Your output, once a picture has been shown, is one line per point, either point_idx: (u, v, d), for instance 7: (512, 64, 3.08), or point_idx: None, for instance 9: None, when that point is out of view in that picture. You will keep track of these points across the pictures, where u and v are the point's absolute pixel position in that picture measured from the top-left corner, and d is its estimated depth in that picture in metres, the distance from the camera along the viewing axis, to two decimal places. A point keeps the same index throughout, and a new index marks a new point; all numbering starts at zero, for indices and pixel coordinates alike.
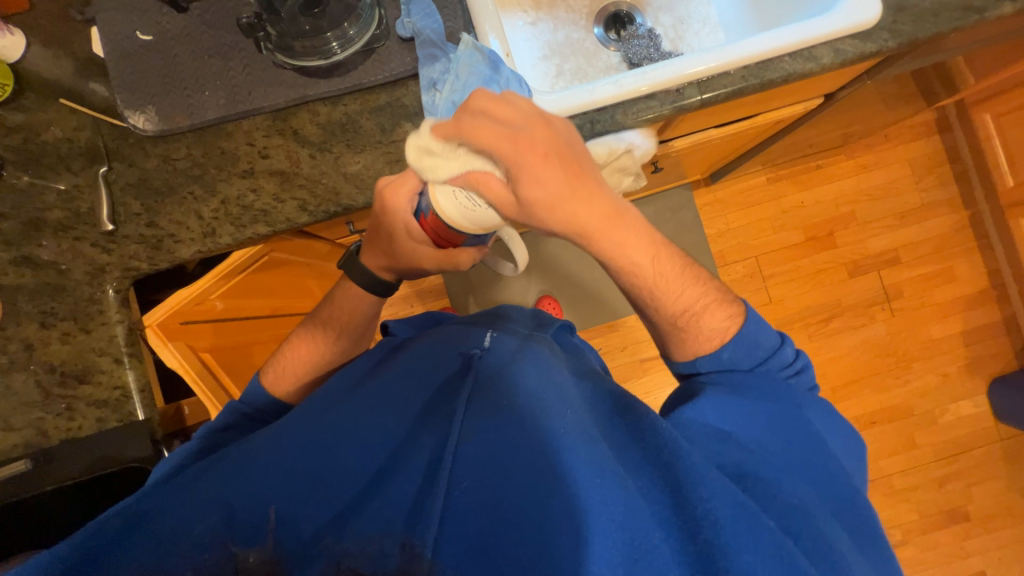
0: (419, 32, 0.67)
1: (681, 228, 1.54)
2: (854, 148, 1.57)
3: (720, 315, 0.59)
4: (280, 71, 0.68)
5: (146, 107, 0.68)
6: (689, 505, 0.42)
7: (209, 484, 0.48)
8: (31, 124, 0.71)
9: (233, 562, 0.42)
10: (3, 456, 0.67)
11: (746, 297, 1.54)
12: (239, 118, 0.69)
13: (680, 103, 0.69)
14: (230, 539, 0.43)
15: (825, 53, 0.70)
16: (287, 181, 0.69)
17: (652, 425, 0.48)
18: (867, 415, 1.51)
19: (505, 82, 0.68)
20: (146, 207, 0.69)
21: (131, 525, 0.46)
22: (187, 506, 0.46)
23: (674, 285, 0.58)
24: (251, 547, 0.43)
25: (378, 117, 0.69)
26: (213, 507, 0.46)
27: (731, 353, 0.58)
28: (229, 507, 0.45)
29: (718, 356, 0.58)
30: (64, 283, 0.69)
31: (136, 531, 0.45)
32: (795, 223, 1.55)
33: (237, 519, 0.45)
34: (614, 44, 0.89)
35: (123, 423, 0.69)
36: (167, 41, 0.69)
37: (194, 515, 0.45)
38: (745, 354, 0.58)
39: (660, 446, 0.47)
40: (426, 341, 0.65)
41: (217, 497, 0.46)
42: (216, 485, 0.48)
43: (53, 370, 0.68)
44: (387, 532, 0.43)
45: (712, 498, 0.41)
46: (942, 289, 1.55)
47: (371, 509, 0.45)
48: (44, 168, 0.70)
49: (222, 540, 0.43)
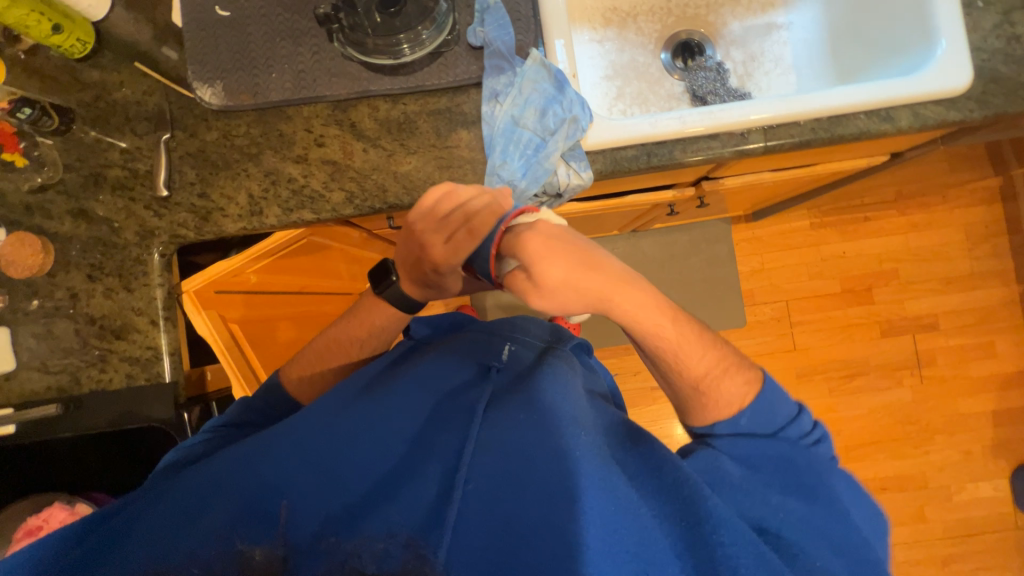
0: (490, 43, 0.67)
1: (712, 260, 1.51)
2: (908, 205, 1.50)
3: (739, 379, 0.59)
4: (347, 63, 0.69)
5: (214, 82, 0.69)
6: (709, 548, 0.45)
7: (225, 475, 0.52)
8: (104, 82, 0.73)
9: (240, 558, 0.44)
10: (37, 397, 0.70)
11: (770, 340, 1.50)
12: (301, 104, 0.70)
13: (742, 147, 0.67)
14: (234, 535, 0.46)
15: (903, 116, 0.67)
16: (338, 172, 0.69)
17: (665, 455, 0.52)
18: (878, 481, 1.46)
19: (568, 104, 0.66)
20: (201, 178, 0.71)
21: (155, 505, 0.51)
22: (207, 491, 0.51)
23: (693, 347, 0.59)
24: (256, 545, 0.46)
25: (435, 121, 0.69)
26: (232, 496, 0.50)
27: (750, 420, 0.57)
28: (243, 503, 0.49)
29: (737, 423, 0.57)
30: (114, 240, 0.72)
31: (160, 514, 0.50)
32: (833, 272, 1.50)
33: (255, 510, 0.48)
34: (679, 73, 0.87)
35: (150, 383, 0.71)
36: (243, 18, 0.70)
37: (213, 503, 0.49)
38: (762, 419, 0.57)
39: (685, 482, 0.49)
40: (448, 343, 0.68)
41: (233, 490, 0.50)
42: (234, 472, 0.52)
43: (92, 323, 0.71)
44: (392, 532, 0.45)
45: (733, 545, 0.45)
46: (978, 363, 1.48)
47: (386, 509, 0.48)
48: (111, 127, 0.72)
49: (228, 537, 0.46)
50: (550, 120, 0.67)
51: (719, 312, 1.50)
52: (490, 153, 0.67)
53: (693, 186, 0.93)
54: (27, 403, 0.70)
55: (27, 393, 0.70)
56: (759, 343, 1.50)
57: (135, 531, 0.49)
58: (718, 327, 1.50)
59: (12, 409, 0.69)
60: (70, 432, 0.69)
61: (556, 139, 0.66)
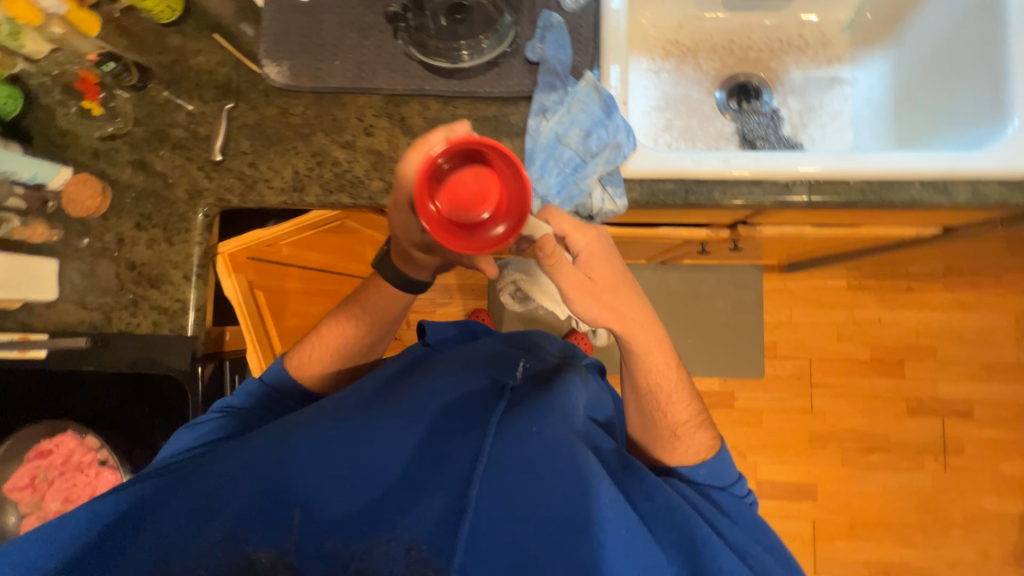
0: (546, 60, 0.68)
1: (738, 305, 1.47)
2: (957, 283, 1.43)
3: (703, 438, 0.67)
4: (407, 61, 0.71)
5: (282, 61, 0.73)
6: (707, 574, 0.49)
7: (237, 466, 0.53)
8: (183, 48, 0.78)
9: (249, 560, 0.46)
10: (71, 329, 0.75)
11: (786, 398, 1.44)
12: (358, 93, 0.73)
13: (785, 198, 0.66)
14: (246, 539, 0.47)
15: (962, 192, 0.64)
16: (381, 162, 0.72)
17: (657, 486, 0.56)
18: (882, 566, 1.37)
19: (613, 129, 0.66)
20: (254, 149, 0.74)
21: (166, 494, 0.52)
22: (218, 483, 0.52)
23: (678, 399, 0.67)
24: (265, 547, 0.47)
25: (481, 127, 0.71)
26: (244, 489, 0.51)
27: (708, 472, 0.65)
28: (255, 498, 0.50)
29: (696, 473, 0.65)
30: (166, 195, 0.76)
31: (172, 503, 0.51)
32: (864, 339, 1.44)
33: (268, 508, 0.49)
34: (733, 113, 0.86)
35: (172, 333, 0.74)
36: (318, 6, 0.74)
37: (225, 495, 0.51)
38: (716, 473, 0.65)
39: (675, 509, 0.54)
40: (461, 358, 0.71)
41: (244, 483, 0.51)
42: (246, 463, 0.53)
43: (132, 268, 0.75)
44: (410, 542, 0.46)
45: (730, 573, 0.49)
46: (1010, 461, 1.38)
47: (402, 518, 0.48)
48: (182, 90, 0.77)
49: (239, 540, 0.47)
50: (593, 143, 0.67)
51: (737, 360, 1.46)
52: (529, 165, 0.68)
53: (729, 228, 0.90)
54: (61, 333, 0.74)
55: (62, 323, 0.75)
56: (775, 398, 1.45)
57: (146, 519, 0.50)
58: (733, 374, 1.46)
59: (48, 336, 0.73)
60: (94, 366, 0.73)
61: (595, 162, 0.66)
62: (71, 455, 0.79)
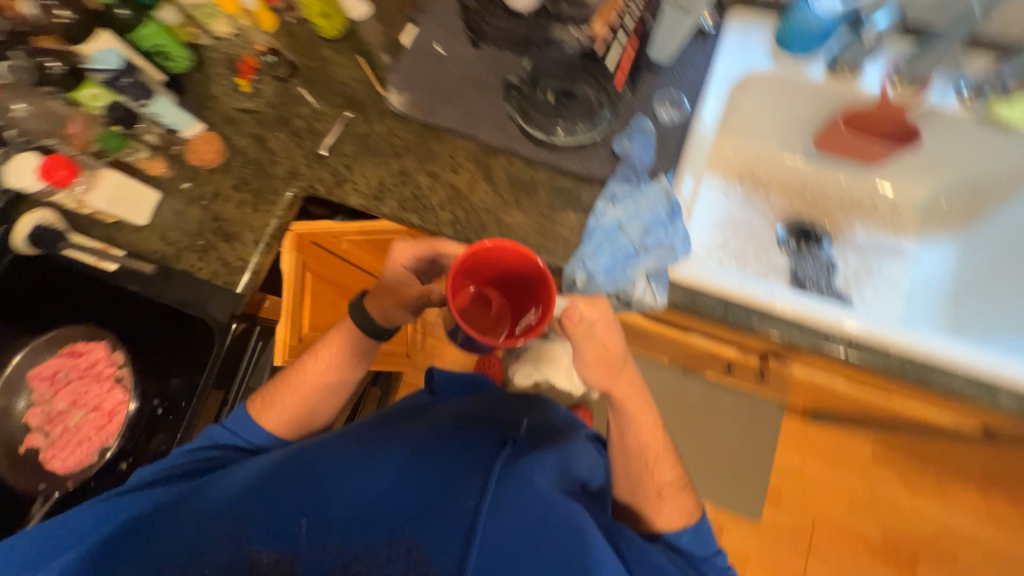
0: (630, 156, 0.75)
1: (751, 436, 1.41)
2: (993, 492, 1.32)
3: (686, 501, 0.70)
4: (508, 121, 0.80)
5: (405, 93, 0.84)
6: None
7: (248, 481, 0.60)
8: (330, 59, 0.91)
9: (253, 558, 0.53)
10: (144, 254, 0.83)
11: (778, 552, 1.33)
12: (458, 135, 0.82)
13: (822, 346, 0.66)
14: (255, 544, 0.54)
15: (1005, 398, 0.63)
16: (457, 198, 0.79)
17: (641, 545, 0.62)
18: None
19: (672, 233, 0.71)
20: (355, 154, 0.84)
21: (189, 497, 0.60)
22: (231, 493, 0.59)
23: (664, 462, 0.71)
24: (266, 548, 0.54)
25: (553, 195, 0.77)
26: (255, 500, 0.57)
27: (689, 537, 0.68)
28: (261, 511, 0.56)
29: (679, 539, 0.68)
30: (268, 169, 0.86)
31: (190, 509, 0.59)
32: (878, 518, 1.33)
33: (274, 520, 0.55)
34: (789, 250, 0.89)
35: (224, 286, 0.81)
36: (451, 58, 0.85)
37: (239, 502, 0.57)
38: (696, 541, 0.68)
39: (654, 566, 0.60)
40: (473, 404, 0.76)
41: (253, 497, 0.57)
42: (257, 479, 0.60)
43: (216, 220, 0.84)
44: (415, 550, 0.52)
45: None
46: None
47: (406, 540, 0.53)
48: (316, 91, 0.89)
49: (249, 545, 0.54)
50: (650, 240, 0.71)
51: (736, 493, 1.38)
52: (586, 241, 0.73)
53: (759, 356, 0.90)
54: (135, 255, 0.83)
55: (139, 247, 0.83)
56: (766, 548, 1.34)
57: (170, 519, 0.58)
58: (728, 507, 1.37)
59: (123, 254, 0.82)
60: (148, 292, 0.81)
61: (647, 257, 0.70)
62: (97, 362, 0.88)
